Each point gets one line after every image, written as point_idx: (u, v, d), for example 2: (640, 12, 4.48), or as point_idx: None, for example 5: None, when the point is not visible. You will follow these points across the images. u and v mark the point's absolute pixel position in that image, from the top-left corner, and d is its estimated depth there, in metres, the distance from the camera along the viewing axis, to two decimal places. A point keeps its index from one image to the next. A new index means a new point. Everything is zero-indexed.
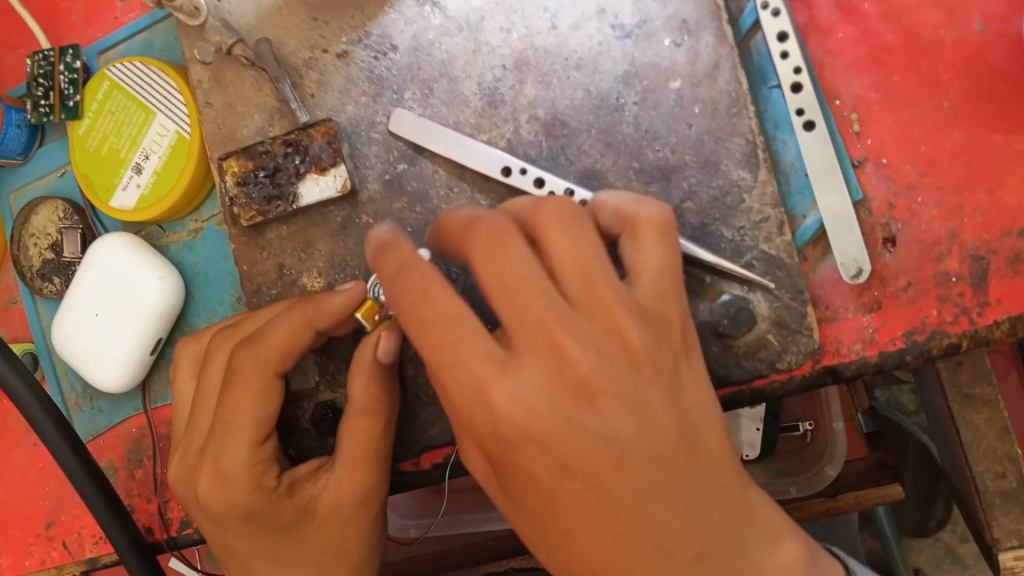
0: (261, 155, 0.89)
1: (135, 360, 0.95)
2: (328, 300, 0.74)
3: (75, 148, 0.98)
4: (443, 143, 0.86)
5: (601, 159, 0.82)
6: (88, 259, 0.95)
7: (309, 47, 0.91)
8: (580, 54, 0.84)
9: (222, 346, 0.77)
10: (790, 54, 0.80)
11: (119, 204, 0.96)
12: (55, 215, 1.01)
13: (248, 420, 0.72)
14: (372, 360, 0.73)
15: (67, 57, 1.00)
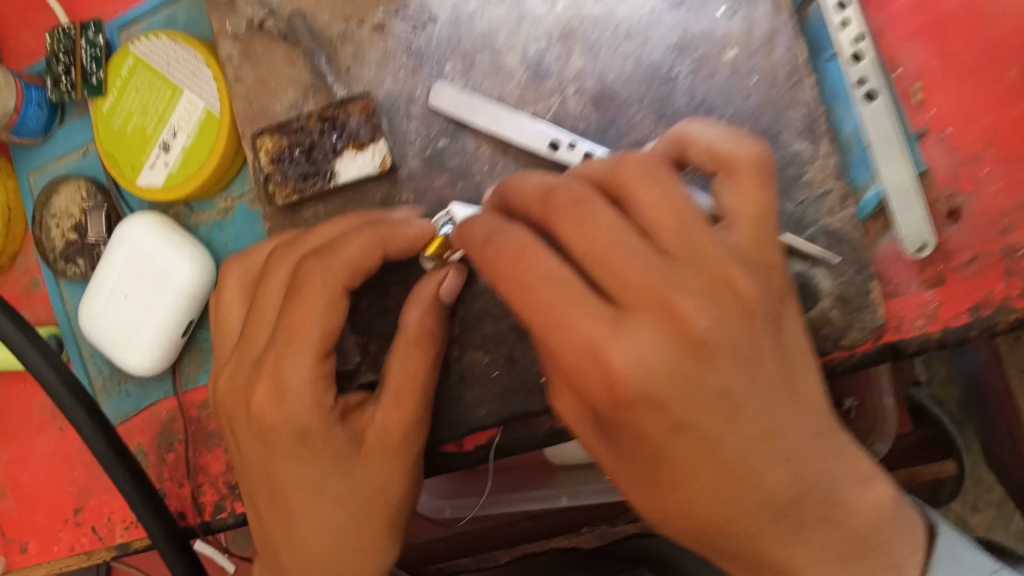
0: (296, 132, 0.86)
1: (166, 344, 0.92)
2: (401, 227, 0.78)
3: (99, 127, 0.95)
4: (486, 118, 0.83)
5: (653, 132, 0.80)
6: (116, 238, 0.91)
7: (344, 19, 0.87)
8: (630, 24, 0.81)
9: (284, 260, 0.79)
10: (850, 23, 0.77)
11: (147, 183, 0.93)
12: (78, 196, 0.97)
13: (315, 330, 0.73)
14: (434, 293, 0.78)
15: (89, 33, 0.96)
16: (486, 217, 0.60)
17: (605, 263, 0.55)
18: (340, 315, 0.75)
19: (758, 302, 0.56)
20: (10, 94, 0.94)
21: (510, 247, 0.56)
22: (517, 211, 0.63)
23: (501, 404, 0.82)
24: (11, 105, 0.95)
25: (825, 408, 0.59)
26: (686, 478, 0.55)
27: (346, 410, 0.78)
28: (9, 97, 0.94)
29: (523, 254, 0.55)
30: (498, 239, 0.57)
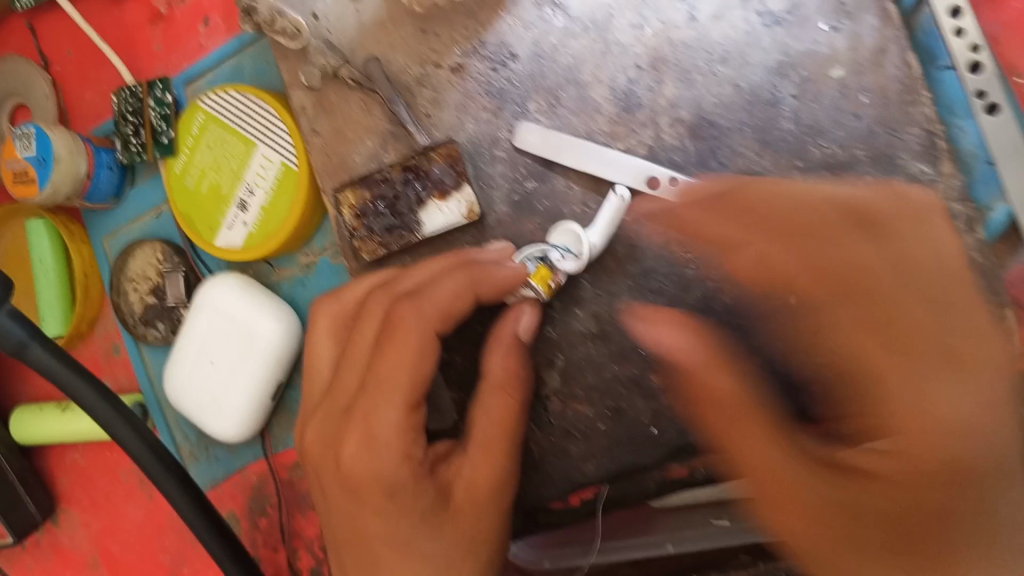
0: (379, 184, 0.83)
1: (256, 407, 0.90)
2: (496, 269, 0.75)
3: (173, 187, 0.93)
4: (578, 156, 0.79)
5: (759, 160, 0.75)
6: (198, 302, 0.90)
7: (420, 62, 0.84)
8: (726, 47, 0.77)
9: (378, 297, 0.74)
10: (966, 32, 0.74)
11: (225, 243, 0.91)
12: (155, 259, 0.96)
13: (406, 377, 0.69)
14: (514, 334, 0.75)
15: (156, 91, 0.95)
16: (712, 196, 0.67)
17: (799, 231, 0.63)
18: (433, 357, 0.71)
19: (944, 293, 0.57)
20: (80, 160, 0.92)
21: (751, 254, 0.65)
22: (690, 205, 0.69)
23: (609, 457, 0.78)
24: (83, 171, 0.93)
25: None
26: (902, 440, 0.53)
27: (436, 462, 0.70)
28: (74, 164, 0.91)
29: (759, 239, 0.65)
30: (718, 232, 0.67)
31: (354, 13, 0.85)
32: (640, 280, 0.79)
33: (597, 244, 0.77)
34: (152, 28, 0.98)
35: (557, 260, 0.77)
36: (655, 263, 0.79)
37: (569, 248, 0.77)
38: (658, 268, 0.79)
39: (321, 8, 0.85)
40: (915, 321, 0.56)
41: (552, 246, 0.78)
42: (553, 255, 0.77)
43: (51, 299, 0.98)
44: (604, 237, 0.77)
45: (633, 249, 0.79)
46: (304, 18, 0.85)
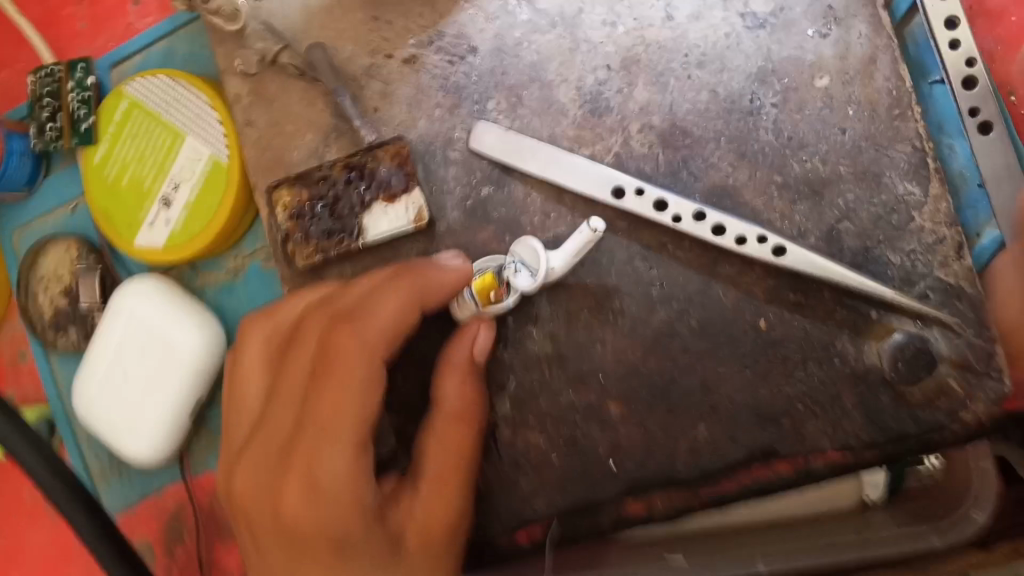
0: (318, 182, 0.75)
1: (173, 427, 0.81)
2: (436, 274, 0.67)
3: (88, 177, 0.84)
4: (539, 160, 0.72)
5: (734, 174, 0.69)
6: (111, 310, 0.81)
7: (370, 52, 0.76)
8: (703, 49, 0.71)
9: (314, 313, 0.66)
10: (962, 43, 0.69)
11: (144, 244, 0.82)
12: (70, 258, 0.87)
13: (352, 412, 0.61)
14: (468, 357, 0.68)
15: (77, 73, 0.86)
16: None
17: None
18: (383, 387, 0.63)
19: None
20: None
21: None
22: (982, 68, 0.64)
23: (562, 493, 0.70)
24: None
25: None
26: None
27: (386, 503, 0.63)
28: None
29: None
30: None
31: None
32: (601, 298, 0.71)
33: (558, 270, 0.69)
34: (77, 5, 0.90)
35: (510, 274, 0.69)
36: (618, 280, 0.72)
37: (525, 263, 0.69)
38: (621, 286, 0.72)
39: None
40: None
41: (514, 258, 0.69)
42: (507, 269, 0.69)
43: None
44: (567, 262, 0.69)
45: (597, 264, 0.72)
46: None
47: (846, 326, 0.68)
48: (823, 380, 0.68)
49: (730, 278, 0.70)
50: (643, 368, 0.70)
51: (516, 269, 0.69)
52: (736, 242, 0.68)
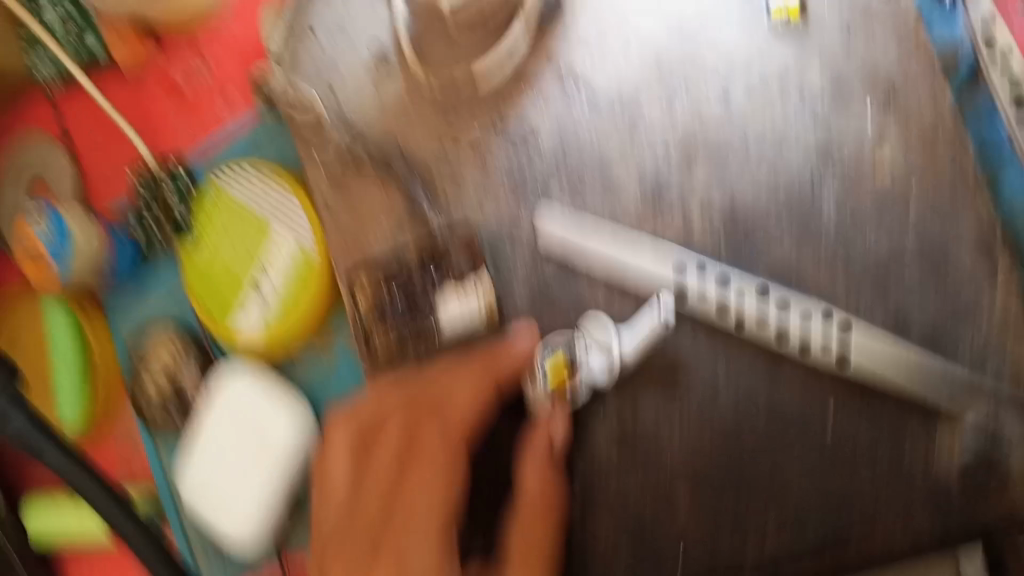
0: (393, 275, 0.79)
1: (267, 512, 0.84)
2: (508, 350, 0.75)
3: (188, 269, 0.88)
4: (599, 249, 0.75)
5: (797, 254, 0.71)
6: (211, 399, 0.86)
7: (438, 138, 0.79)
8: (765, 129, 0.72)
9: (395, 403, 0.77)
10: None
11: (241, 333, 0.85)
12: (172, 347, 0.90)
13: (441, 483, 0.75)
14: (547, 445, 0.73)
15: (174, 172, 0.89)
16: None
17: None
18: (464, 466, 0.75)
19: None
20: (94, 242, 0.89)
21: None
22: None
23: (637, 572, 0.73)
24: (94, 251, 0.89)
25: None
26: None
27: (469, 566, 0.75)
28: (95, 247, 0.89)
29: None
30: None
31: (372, 89, 0.81)
32: (670, 380, 0.73)
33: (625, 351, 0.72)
34: (169, 104, 0.93)
35: (582, 352, 0.73)
36: (688, 360, 0.73)
37: (595, 341, 0.73)
38: (689, 365, 0.73)
39: (338, 80, 0.81)
40: None
41: (587, 335, 0.73)
42: (579, 346, 0.73)
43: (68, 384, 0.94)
44: (638, 349, 0.72)
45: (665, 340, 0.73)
46: (319, 92, 0.81)
47: (914, 409, 0.69)
48: (891, 460, 0.70)
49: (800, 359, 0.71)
50: (711, 450, 0.72)
51: (585, 347, 0.73)
52: (801, 321, 0.70)
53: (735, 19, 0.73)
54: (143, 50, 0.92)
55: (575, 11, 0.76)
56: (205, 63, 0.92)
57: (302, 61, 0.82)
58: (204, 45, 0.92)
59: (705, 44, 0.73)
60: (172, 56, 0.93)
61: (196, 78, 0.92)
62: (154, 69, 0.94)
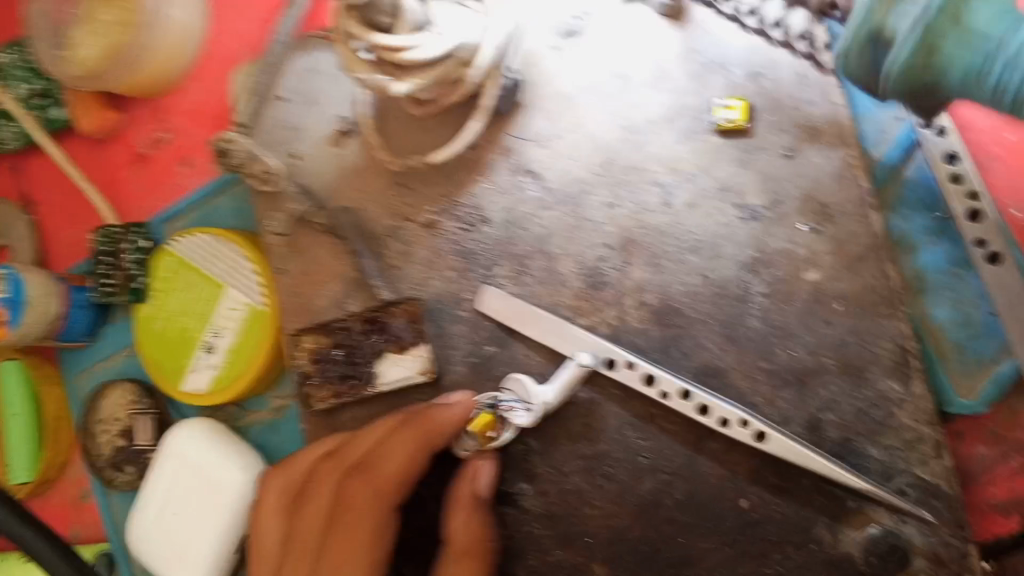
0: (336, 331, 0.82)
1: (213, 565, 0.87)
2: (443, 412, 0.72)
3: (142, 330, 0.94)
4: (540, 326, 0.77)
5: (722, 357, 0.72)
6: (165, 452, 0.91)
7: (393, 214, 0.83)
8: (699, 236, 0.74)
9: (329, 467, 0.74)
10: (963, 177, 0.70)
11: (193, 387, 0.90)
12: (125, 399, 0.99)
13: (363, 547, 0.71)
14: (471, 492, 0.72)
15: (133, 235, 0.97)
16: None
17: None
18: (393, 531, 0.73)
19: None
20: (53, 301, 0.94)
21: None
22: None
23: None
24: (54, 311, 0.94)
25: None
26: None
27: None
28: (47, 304, 0.93)
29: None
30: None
31: (334, 159, 0.85)
32: (593, 463, 0.75)
33: (552, 400, 0.72)
34: (133, 169, 1.02)
35: (507, 410, 0.73)
36: (608, 446, 0.75)
37: (520, 399, 0.73)
38: (612, 452, 0.75)
39: (302, 148, 0.86)
40: None
41: (510, 394, 0.73)
42: (503, 405, 0.73)
43: (18, 442, 0.99)
44: (557, 397, 0.73)
45: (588, 428, 0.76)
46: (282, 158, 0.86)
47: (825, 511, 0.69)
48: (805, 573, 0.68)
49: (718, 454, 0.72)
50: (629, 534, 0.74)
51: (510, 404, 0.73)
52: (721, 421, 0.70)
53: (680, 131, 0.76)
54: (107, 119, 1.00)
55: (532, 110, 0.80)
56: (168, 130, 1.00)
57: (269, 130, 0.87)
58: (169, 112, 1.00)
59: (650, 153, 0.77)
60: (136, 125, 1.02)
61: (161, 143, 1.00)
62: (122, 136, 1.03)
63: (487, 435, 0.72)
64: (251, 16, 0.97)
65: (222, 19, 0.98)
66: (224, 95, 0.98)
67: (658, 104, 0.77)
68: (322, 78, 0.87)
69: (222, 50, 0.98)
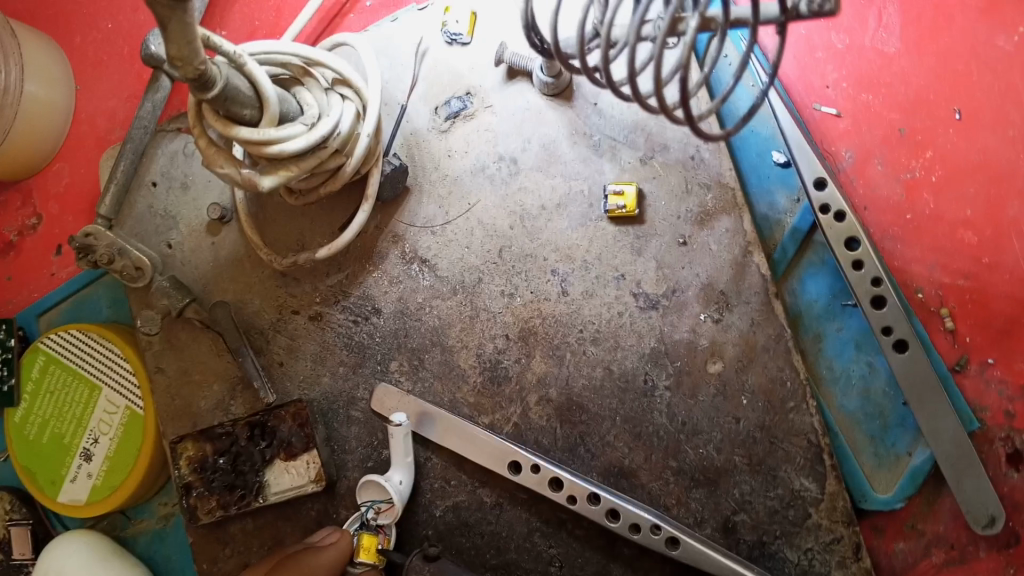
0: (220, 437, 0.75)
1: None
2: (313, 557, 0.65)
3: (12, 438, 0.85)
4: (440, 428, 0.71)
5: (630, 454, 0.68)
6: (42, 569, 0.83)
7: (277, 308, 0.77)
8: (597, 326, 0.70)
9: None
10: (864, 264, 0.66)
11: (69, 498, 0.82)
12: (1, 507, 0.90)
13: None
14: None
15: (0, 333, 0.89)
16: (880, 139, 0.73)
17: (902, 169, 0.72)
18: None
19: (918, 142, 0.72)
20: None
21: (910, 137, 0.72)
22: (898, 160, 0.72)
23: None
24: None
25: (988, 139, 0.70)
26: (999, 156, 0.69)
27: None
28: None
29: (888, 155, 0.72)
30: (884, 169, 0.72)
31: (211, 248, 0.79)
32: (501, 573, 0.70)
33: (405, 480, 0.70)
34: (2, 260, 0.95)
35: (374, 514, 0.70)
36: (517, 554, 0.70)
37: (376, 502, 0.70)
38: (520, 560, 0.70)
39: (176, 239, 0.79)
40: (974, 97, 0.70)
41: (367, 500, 0.70)
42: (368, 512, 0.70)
43: None
44: (408, 472, 0.70)
45: (497, 536, 0.71)
46: (154, 250, 0.79)
47: None
48: None
49: (629, 562, 0.68)
50: None
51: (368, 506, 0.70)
52: (630, 526, 0.65)
53: (574, 217, 0.72)
54: None
55: (420, 195, 0.75)
56: (39, 216, 0.94)
57: (141, 219, 0.79)
58: (38, 196, 0.94)
59: (544, 241, 0.72)
60: (2, 212, 0.95)
61: (30, 230, 0.94)
62: None
63: (376, 554, 0.68)
64: (118, 93, 0.92)
65: (87, 98, 0.92)
66: (92, 179, 0.92)
67: (550, 190, 0.73)
68: (194, 162, 0.79)
69: (90, 129, 0.93)
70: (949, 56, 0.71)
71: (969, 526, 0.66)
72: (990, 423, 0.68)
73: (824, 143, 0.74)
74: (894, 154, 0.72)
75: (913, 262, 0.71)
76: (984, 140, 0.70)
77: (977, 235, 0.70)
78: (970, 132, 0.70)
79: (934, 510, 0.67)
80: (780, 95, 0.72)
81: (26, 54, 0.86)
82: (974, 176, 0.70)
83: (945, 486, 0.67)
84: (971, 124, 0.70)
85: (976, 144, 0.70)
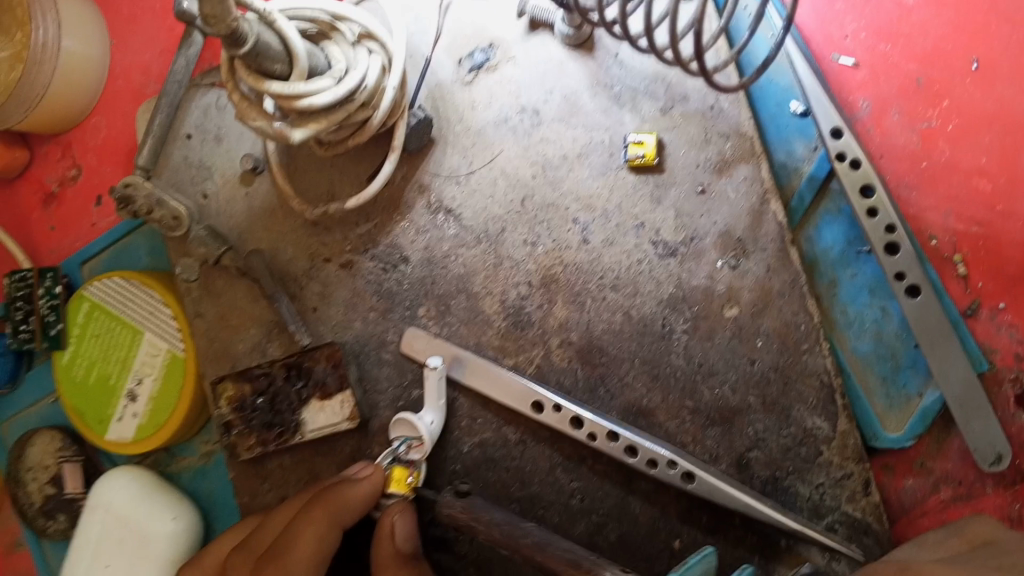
0: (258, 377, 0.78)
1: None
2: (350, 491, 0.69)
3: (62, 380, 0.90)
4: (466, 371, 0.75)
5: (648, 395, 0.71)
6: (95, 501, 0.88)
7: (309, 256, 0.80)
8: (617, 273, 0.72)
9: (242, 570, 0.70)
10: (879, 212, 0.68)
11: (116, 435, 0.86)
12: (52, 444, 0.95)
13: None
14: (393, 551, 0.68)
15: (47, 281, 0.93)
16: (898, 90, 0.74)
17: (920, 117, 0.73)
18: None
19: (937, 92, 0.73)
20: None
21: (929, 86, 0.73)
22: (915, 109, 0.73)
23: None
24: None
25: (1007, 88, 0.71)
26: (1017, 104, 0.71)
27: None
28: None
29: (906, 104, 0.73)
30: (902, 118, 0.73)
31: (244, 200, 0.82)
32: (525, 505, 0.74)
33: (436, 420, 0.74)
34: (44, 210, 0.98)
35: (406, 449, 0.73)
36: (541, 488, 0.74)
37: (409, 438, 0.73)
38: (544, 494, 0.74)
39: (212, 190, 0.82)
40: (994, 48, 0.71)
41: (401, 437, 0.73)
42: (400, 448, 0.73)
43: None
44: (439, 412, 0.74)
45: (520, 471, 0.74)
46: (190, 200, 0.82)
47: (760, 548, 0.69)
48: None
49: (646, 496, 0.72)
50: None
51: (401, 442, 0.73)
52: (648, 461, 0.68)
53: (595, 166, 0.74)
54: (15, 160, 0.97)
55: (445, 146, 0.78)
56: (78, 166, 0.97)
57: (177, 169, 0.82)
58: (77, 148, 0.97)
59: (566, 191, 0.74)
60: (44, 165, 0.99)
61: (70, 181, 0.98)
62: (29, 178, 1.00)
63: (408, 484, 0.72)
64: (151, 47, 0.94)
65: (121, 51, 0.95)
66: (128, 131, 0.95)
67: (572, 140, 0.75)
68: (227, 115, 0.82)
69: (125, 82, 0.95)
70: (968, 5, 0.72)
71: (976, 464, 0.69)
72: (1000, 365, 0.70)
73: (840, 92, 0.75)
74: (911, 103, 0.73)
75: (929, 209, 0.72)
76: (1002, 89, 0.71)
77: (992, 183, 0.71)
78: (988, 81, 0.71)
79: (943, 449, 0.70)
80: (797, 45, 0.73)
81: (63, 10, 0.88)
82: (990, 125, 0.71)
83: (953, 426, 0.70)
84: (990, 73, 0.71)
85: (994, 94, 0.71)
